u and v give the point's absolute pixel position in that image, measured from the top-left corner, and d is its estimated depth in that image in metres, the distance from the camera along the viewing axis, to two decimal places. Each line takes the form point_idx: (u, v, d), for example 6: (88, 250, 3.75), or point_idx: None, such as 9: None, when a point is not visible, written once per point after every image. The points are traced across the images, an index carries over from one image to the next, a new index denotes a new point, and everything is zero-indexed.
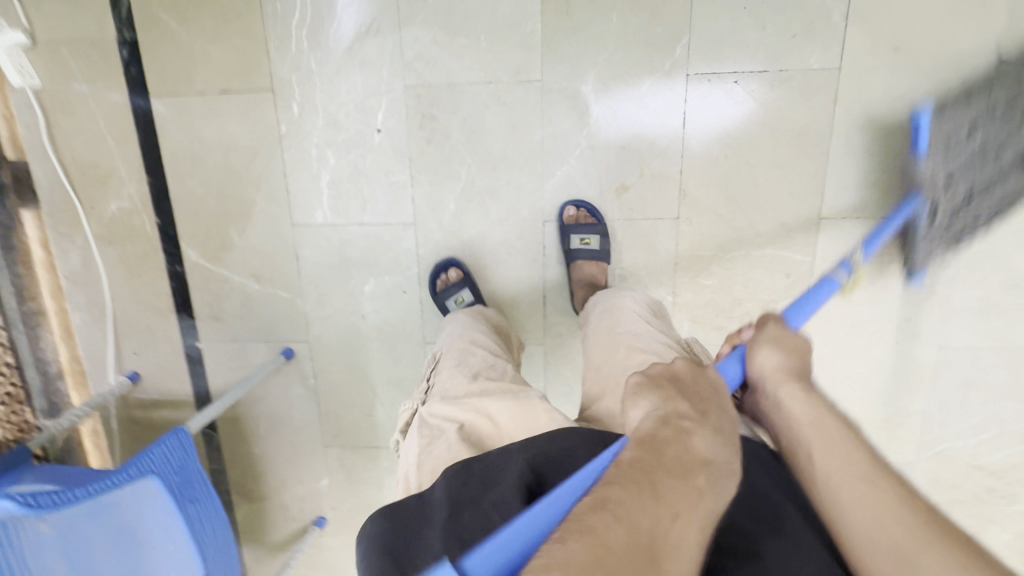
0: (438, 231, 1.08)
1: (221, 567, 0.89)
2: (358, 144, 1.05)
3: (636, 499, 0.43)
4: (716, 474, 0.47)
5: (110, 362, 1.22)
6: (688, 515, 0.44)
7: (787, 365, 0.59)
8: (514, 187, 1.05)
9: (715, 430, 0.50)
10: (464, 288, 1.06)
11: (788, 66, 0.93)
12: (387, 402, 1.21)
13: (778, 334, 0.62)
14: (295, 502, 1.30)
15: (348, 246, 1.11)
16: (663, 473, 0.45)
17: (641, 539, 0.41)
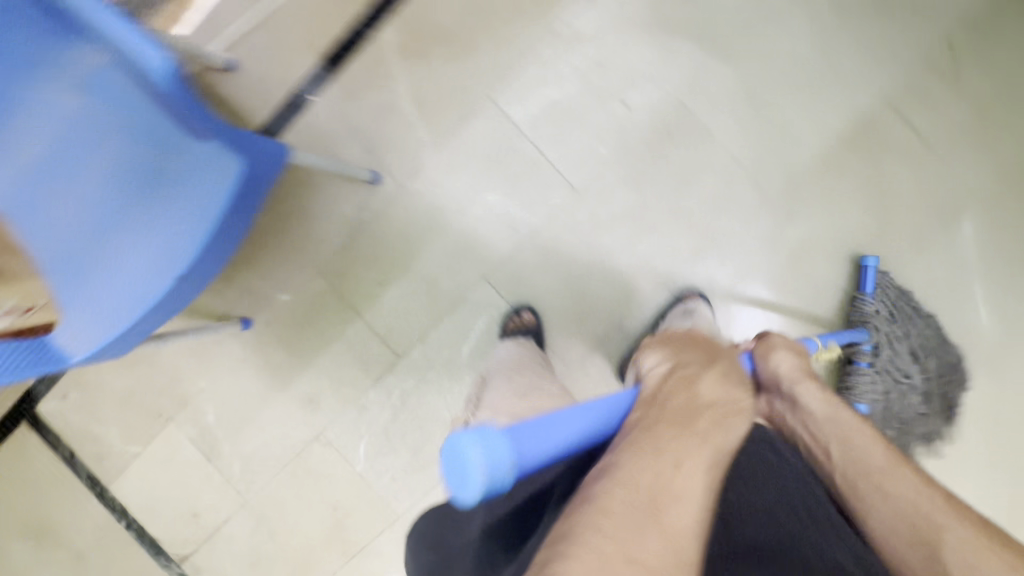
0: (585, 215, 1.08)
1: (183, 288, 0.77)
2: (600, 98, 1.05)
3: (642, 449, 0.52)
4: (714, 423, 0.57)
5: (223, 32, 1.08)
6: (689, 464, 0.51)
7: (798, 366, 0.77)
8: (670, 243, 1.07)
9: (715, 380, 0.64)
10: (531, 336, 1.07)
11: (922, 358, 1.03)
12: (405, 290, 1.14)
13: (791, 345, 0.81)
14: (240, 289, 1.17)
15: (510, 154, 1.08)
16: (666, 423, 0.55)
17: (654, 479, 0.48)
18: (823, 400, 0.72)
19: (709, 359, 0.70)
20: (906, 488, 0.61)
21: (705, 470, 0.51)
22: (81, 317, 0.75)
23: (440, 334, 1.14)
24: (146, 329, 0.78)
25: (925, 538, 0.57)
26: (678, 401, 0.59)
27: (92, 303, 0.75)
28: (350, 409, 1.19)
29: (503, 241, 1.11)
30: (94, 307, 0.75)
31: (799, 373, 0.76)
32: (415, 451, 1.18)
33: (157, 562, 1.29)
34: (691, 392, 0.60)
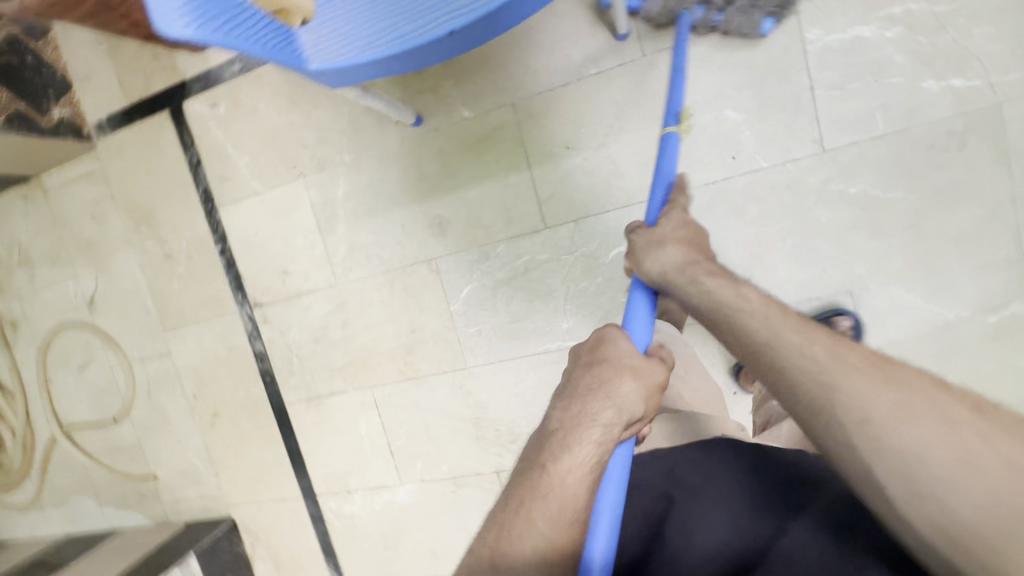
0: (814, 179, 0.97)
1: (433, 46, 0.66)
2: (910, 64, 0.92)
3: (497, 507, 0.56)
4: (557, 447, 0.57)
5: None
6: (529, 506, 0.54)
7: (681, 258, 0.68)
8: (883, 251, 0.97)
9: (566, 397, 0.61)
10: None
11: None
12: (587, 164, 1.07)
13: (655, 235, 0.71)
14: (428, 83, 1.11)
15: (775, 78, 0.96)
16: (514, 476, 0.58)
17: (488, 547, 0.53)
18: (720, 289, 0.63)
19: (583, 366, 0.62)
20: (793, 359, 0.54)
21: (538, 515, 0.53)
22: (338, 26, 0.70)
23: (596, 224, 1.08)
24: (373, 77, 0.71)
25: (828, 427, 0.50)
26: (527, 456, 0.59)
27: (356, 17, 0.70)
28: (473, 251, 1.16)
29: (714, 165, 1.01)
30: (349, 26, 0.70)
31: (684, 271, 0.67)
32: (512, 320, 1.16)
33: (234, 296, 1.34)
34: (540, 444, 0.58)
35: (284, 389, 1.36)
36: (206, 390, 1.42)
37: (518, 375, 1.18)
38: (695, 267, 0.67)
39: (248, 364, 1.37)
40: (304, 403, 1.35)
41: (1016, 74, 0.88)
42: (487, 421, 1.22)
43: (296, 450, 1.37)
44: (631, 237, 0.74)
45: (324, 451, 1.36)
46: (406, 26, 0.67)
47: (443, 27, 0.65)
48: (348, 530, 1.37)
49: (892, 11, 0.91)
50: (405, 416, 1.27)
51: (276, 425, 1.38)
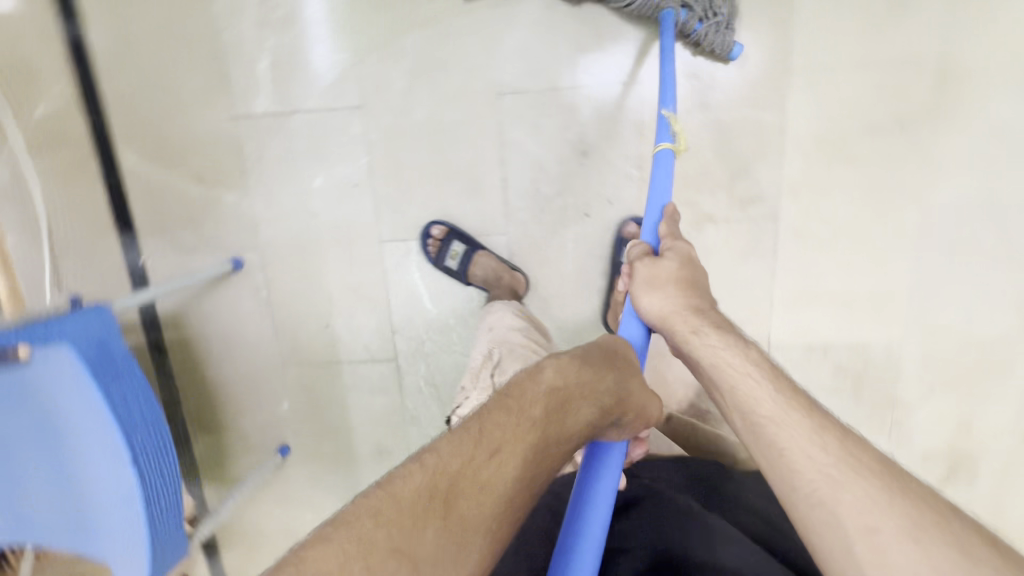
0: (386, 112, 1.01)
1: (153, 465, 0.79)
2: (295, 19, 0.99)
3: (463, 438, 0.57)
4: (547, 407, 0.62)
5: (49, 284, 1.13)
6: (504, 452, 0.57)
7: (663, 306, 0.72)
8: (465, 56, 0.98)
9: (564, 364, 0.67)
10: (454, 241, 1.05)
11: None
12: (346, 309, 1.13)
13: (653, 274, 0.74)
14: (256, 431, 1.22)
15: (292, 136, 1.04)
16: (492, 418, 0.60)
17: (454, 474, 0.54)
18: (728, 355, 0.66)
19: (610, 352, 0.71)
20: (786, 414, 0.59)
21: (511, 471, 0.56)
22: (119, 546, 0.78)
23: (401, 312, 1.12)
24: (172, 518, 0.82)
25: (808, 506, 0.52)
26: (512, 400, 0.62)
27: (111, 529, 0.78)
28: (410, 427, 1.19)
29: (362, 200, 1.06)
30: (116, 543, 0.78)
31: (685, 318, 0.71)
32: None
33: None
34: (534, 387, 0.63)
35: None
36: None
37: None
38: (695, 319, 0.71)
39: None
40: None
41: None
42: None
43: None
44: (633, 266, 0.78)
45: None
46: (120, 492, 0.76)
47: (128, 464, 0.75)
48: None
49: (253, 25, 1.00)
50: None
51: None
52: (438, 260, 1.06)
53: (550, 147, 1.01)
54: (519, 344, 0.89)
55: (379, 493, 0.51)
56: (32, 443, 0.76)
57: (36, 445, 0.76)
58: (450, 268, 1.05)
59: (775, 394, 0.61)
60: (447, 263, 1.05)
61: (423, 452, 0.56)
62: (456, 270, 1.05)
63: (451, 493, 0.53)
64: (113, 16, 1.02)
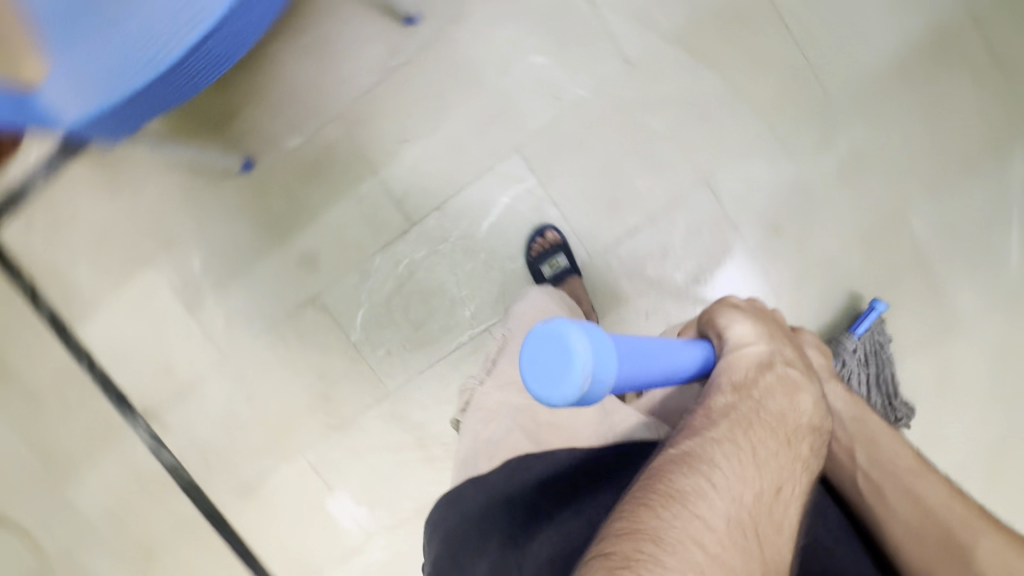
0: (634, 91, 1.01)
1: (200, 65, 0.67)
2: None
3: (733, 457, 0.51)
4: (810, 436, 0.59)
5: None
6: (786, 487, 0.53)
7: (824, 364, 0.79)
8: (718, 135, 1.01)
9: (818, 396, 0.64)
10: (561, 254, 1.04)
11: (947, 287, 1.02)
12: (429, 150, 1.06)
13: (817, 346, 0.82)
14: (250, 124, 1.09)
15: (565, 14, 1.00)
16: (761, 431, 0.55)
17: (751, 501, 0.49)
18: (848, 420, 0.74)
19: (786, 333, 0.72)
20: (916, 491, 0.67)
21: (793, 506, 0.53)
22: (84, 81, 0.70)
23: (459, 204, 1.07)
24: (150, 109, 0.69)
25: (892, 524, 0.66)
26: (765, 422, 0.56)
27: (89, 55, 0.67)
28: (352, 273, 1.12)
29: (542, 108, 1.03)
30: (95, 69, 0.66)
31: (832, 375, 0.78)
32: (417, 327, 1.12)
33: (122, 415, 1.21)
34: (790, 410, 0.59)
35: (210, 491, 1.22)
36: (125, 531, 1.27)
37: (441, 378, 1.14)
38: (841, 386, 0.77)
39: (163, 484, 1.24)
40: (238, 498, 1.23)
41: None
42: (430, 435, 1.16)
43: (245, 552, 1.23)
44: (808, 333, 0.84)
45: (276, 542, 1.23)
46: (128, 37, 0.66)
47: (184, 40, 0.64)
48: None
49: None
50: (348, 468, 1.19)
51: (215, 536, 1.24)
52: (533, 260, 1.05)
53: (684, 251, 1.04)
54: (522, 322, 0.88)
55: (681, 505, 0.47)
56: None
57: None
58: (542, 274, 1.04)
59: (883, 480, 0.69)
60: (541, 268, 1.04)
61: (695, 459, 0.51)
62: (546, 279, 1.04)
63: (757, 526, 0.49)
64: None
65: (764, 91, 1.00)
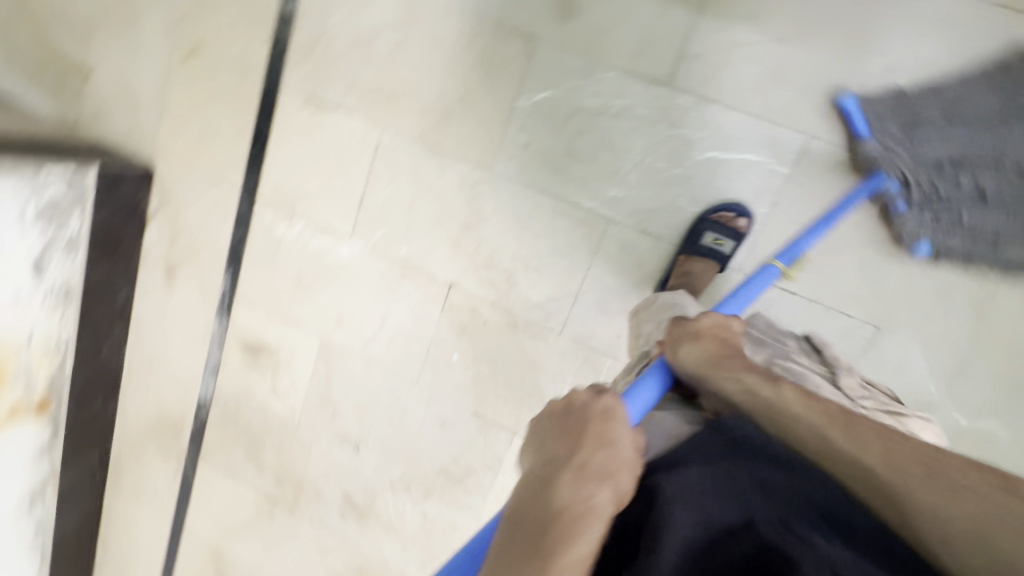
0: (936, 210, 0.90)
1: None
2: None
3: (533, 496, 0.47)
4: (610, 453, 0.50)
5: None
6: (570, 499, 0.46)
7: (709, 351, 0.67)
8: (935, 314, 0.92)
9: (612, 408, 0.54)
10: (732, 240, 0.95)
11: None
12: (753, 47, 0.91)
13: (689, 327, 0.70)
14: None
15: (988, 90, 0.85)
16: (564, 466, 0.48)
17: (528, 542, 0.44)
18: (761, 385, 0.60)
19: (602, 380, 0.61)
20: (886, 461, 0.52)
21: (595, 517, 0.45)
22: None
23: (715, 115, 0.95)
24: None
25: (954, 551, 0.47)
26: (557, 451, 0.50)
27: None
28: (578, 58, 0.99)
29: (866, 132, 0.90)
30: None
31: (726, 358, 0.65)
32: (566, 154, 1.04)
33: None
34: (583, 434, 0.51)
35: (289, 69, 1.16)
36: (200, 19, 1.20)
37: (532, 207, 1.08)
38: (738, 360, 0.64)
39: (264, 22, 1.16)
40: (300, 99, 1.17)
41: None
42: (475, 231, 1.12)
43: (265, 136, 1.21)
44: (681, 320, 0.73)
45: (291, 160, 1.21)
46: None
47: None
48: (269, 250, 1.27)
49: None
50: (394, 177, 1.15)
51: (256, 103, 1.20)
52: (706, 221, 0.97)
53: None
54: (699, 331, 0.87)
55: None
56: None
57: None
58: (701, 237, 0.97)
59: (843, 437, 0.54)
60: (707, 235, 0.96)
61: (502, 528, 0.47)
62: (698, 244, 0.97)
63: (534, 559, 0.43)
64: None
65: (1006, 330, 0.91)
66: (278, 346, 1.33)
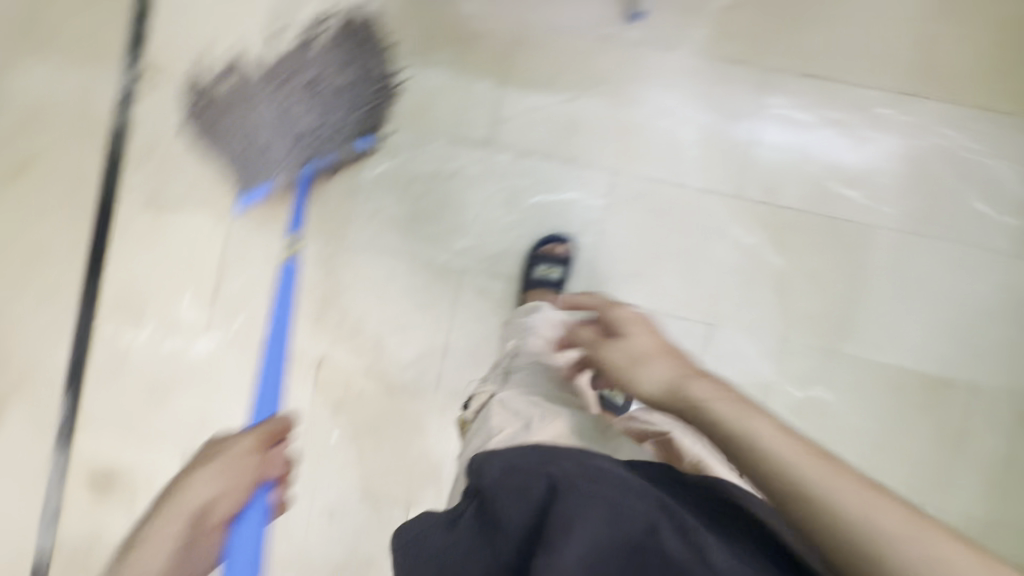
0: (724, 218, 1.06)
1: None
2: (831, 165, 1.04)
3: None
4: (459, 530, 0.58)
5: None
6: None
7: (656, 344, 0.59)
8: (748, 304, 1.06)
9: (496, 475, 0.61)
10: (559, 266, 1.05)
11: None
12: (550, 108, 1.08)
13: (607, 322, 0.64)
14: None
15: (733, 122, 1.06)
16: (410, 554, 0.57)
17: None
18: (715, 395, 0.52)
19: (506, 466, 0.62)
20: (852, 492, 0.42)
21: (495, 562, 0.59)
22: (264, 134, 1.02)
23: (533, 166, 1.09)
24: None
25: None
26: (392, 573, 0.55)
27: None
28: (409, 134, 1.11)
29: (655, 164, 1.07)
30: None
31: (665, 355, 0.58)
32: (412, 217, 1.11)
33: (124, 51, 1.14)
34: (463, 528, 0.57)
35: (128, 174, 1.16)
36: (26, 138, 1.18)
37: (390, 270, 1.12)
38: (669, 362, 0.57)
39: (97, 134, 1.16)
40: (142, 202, 1.16)
41: (890, 206, 1.04)
42: (336, 303, 1.13)
43: (104, 242, 1.17)
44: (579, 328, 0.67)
45: (135, 262, 1.16)
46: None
47: None
48: (117, 361, 1.17)
49: (833, 112, 1.04)
50: (247, 264, 1.14)
51: (93, 212, 1.17)
52: (535, 258, 1.07)
53: None
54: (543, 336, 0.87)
55: None
56: None
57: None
58: (533, 271, 1.05)
59: (792, 457, 0.45)
60: (538, 268, 1.05)
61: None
62: (531, 278, 1.05)
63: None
64: None
65: (806, 308, 1.05)
66: (133, 468, 1.18)
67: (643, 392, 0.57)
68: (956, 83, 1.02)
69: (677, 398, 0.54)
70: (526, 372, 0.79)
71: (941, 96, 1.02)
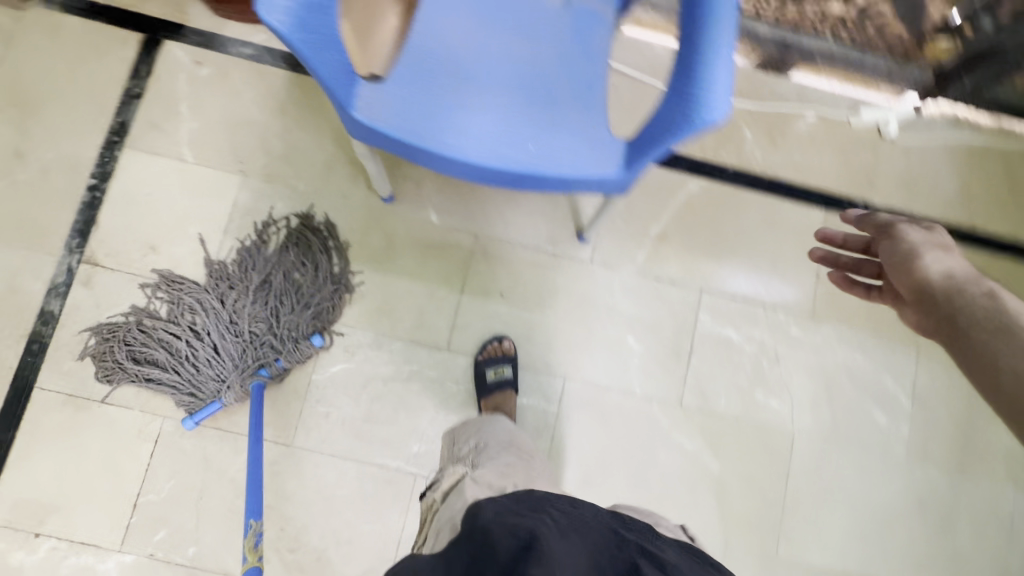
0: (667, 425, 1.14)
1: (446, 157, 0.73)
2: (755, 377, 1.17)
3: None
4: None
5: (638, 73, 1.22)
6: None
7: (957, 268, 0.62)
8: (692, 509, 1.11)
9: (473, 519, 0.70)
10: (507, 366, 1.09)
11: None
12: (506, 316, 1.15)
13: (935, 239, 0.66)
14: (418, 176, 1.17)
15: (672, 335, 1.17)
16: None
17: None
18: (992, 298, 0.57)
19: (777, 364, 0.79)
20: None
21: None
22: (205, 368, 1.05)
23: None
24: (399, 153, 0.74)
25: None
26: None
27: (401, 95, 0.74)
28: (368, 335, 1.12)
29: (604, 371, 1.15)
30: (400, 98, 0.73)
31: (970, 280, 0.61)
32: (367, 420, 1.09)
33: (66, 238, 1.10)
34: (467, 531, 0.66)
35: (50, 367, 1.06)
36: None
37: (339, 476, 1.07)
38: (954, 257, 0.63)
39: (19, 321, 1.07)
40: (61, 398, 1.06)
41: (807, 417, 1.16)
42: (276, 512, 1.05)
43: (7, 443, 1.04)
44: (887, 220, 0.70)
45: (42, 465, 1.04)
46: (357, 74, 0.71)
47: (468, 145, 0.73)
48: None
49: (754, 332, 1.18)
50: (178, 468, 1.06)
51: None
52: (482, 360, 1.10)
53: None
54: (508, 442, 0.95)
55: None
56: (536, 99, 0.77)
57: (508, 96, 0.76)
58: (485, 377, 1.08)
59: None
60: (487, 370, 1.08)
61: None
62: (485, 383, 1.07)
63: None
64: (791, 222, 1.23)
65: (743, 512, 1.12)
66: None
67: (918, 277, 0.62)
68: (848, 310, 1.21)
69: (922, 302, 0.61)
70: (497, 464, 0.87)
71: (838, 320, 1.20)
